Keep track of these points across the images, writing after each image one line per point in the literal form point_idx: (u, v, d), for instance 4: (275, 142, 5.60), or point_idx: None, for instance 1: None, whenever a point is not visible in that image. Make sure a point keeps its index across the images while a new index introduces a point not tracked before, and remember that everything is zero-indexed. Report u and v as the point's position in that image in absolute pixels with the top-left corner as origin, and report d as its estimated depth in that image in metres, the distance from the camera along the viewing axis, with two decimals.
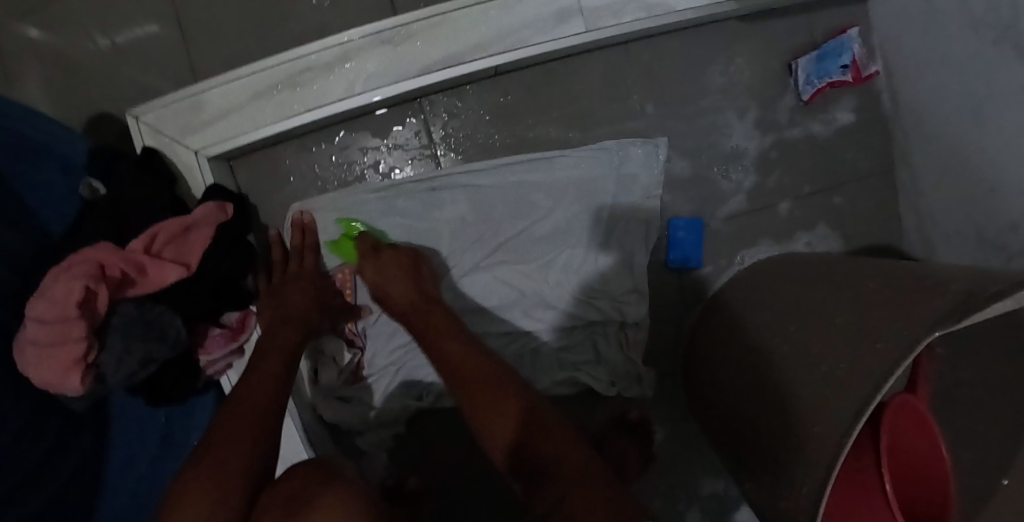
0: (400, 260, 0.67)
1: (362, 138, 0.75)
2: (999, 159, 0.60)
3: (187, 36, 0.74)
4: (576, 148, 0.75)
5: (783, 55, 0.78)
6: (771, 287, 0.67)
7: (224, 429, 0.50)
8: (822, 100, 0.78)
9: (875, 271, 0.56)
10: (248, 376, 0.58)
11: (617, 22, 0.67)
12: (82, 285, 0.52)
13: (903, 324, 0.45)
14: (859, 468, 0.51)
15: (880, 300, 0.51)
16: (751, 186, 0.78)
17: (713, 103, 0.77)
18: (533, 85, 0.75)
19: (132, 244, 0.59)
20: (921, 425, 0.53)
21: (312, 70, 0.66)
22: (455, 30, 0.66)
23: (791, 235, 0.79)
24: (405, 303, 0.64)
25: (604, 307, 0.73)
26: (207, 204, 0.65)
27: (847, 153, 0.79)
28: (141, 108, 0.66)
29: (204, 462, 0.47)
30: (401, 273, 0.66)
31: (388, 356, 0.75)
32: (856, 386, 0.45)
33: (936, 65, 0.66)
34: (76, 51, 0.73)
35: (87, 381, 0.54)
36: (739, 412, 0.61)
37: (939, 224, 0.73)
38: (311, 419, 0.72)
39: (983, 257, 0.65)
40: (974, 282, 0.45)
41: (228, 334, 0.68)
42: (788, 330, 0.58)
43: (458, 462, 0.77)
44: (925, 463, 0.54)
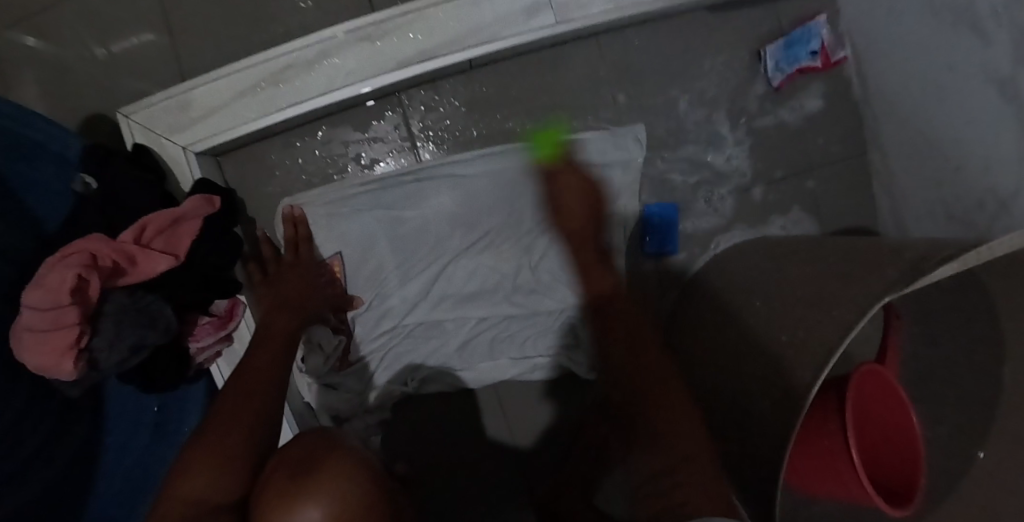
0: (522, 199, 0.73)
1: (344, 132, 0.78)
2: (963, 138, 0.61)
3: (174, 39, 0.77)
4: (556, 136, 0.77)
5: (752, 43, 0.79)
6: (745, 265, 0.68)
7: (223, 412, 0.53)
8: (792, 87, 0.80)
9: (838, 246, 0.58)
10: (250, 358, 0.59)
11: (585, 14, 0.69)
12: (75, 273, 0.55)
13: (856, 294, 0.47)
14: (826, 435, 0.51)
15: (839, 272, 0.52)
16: (725, 172, 0.80)
17: (685, 92, 0.79)
18: (506, 78, 0.78)
19: (123, 236, 0.61)
20: (889, 393, 0.53)
21: (294, 67, 0.69)
22: (429, 27, 0.68)
23: (766, 220, 0.80)
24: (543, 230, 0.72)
25: (584, 290, 0.76)
26: (195, 197, 0.67)
27: (818, 137, 0.81)
28: (131, 108, 0.71)
29: (206, 438, 0.51)
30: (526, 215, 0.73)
31: (373, 343, 0.77)
32: (814, 354, 0.46)
33: (900, 48, 0.68)
34: (70, 56, 0.77)
35: (80, 367, 0.56)
36: (708, 389, 0.63)
37: (910, 205, 0.74)
38: (300, 406, 0.74)
39: (952, 233, 0.66)
40: (927, 252, 0.46)
41: (217, 322, 0.70)
42: (755, 306, 0.60)
43: (445, 446, 0.79)
44: (895, 432, 0.54)
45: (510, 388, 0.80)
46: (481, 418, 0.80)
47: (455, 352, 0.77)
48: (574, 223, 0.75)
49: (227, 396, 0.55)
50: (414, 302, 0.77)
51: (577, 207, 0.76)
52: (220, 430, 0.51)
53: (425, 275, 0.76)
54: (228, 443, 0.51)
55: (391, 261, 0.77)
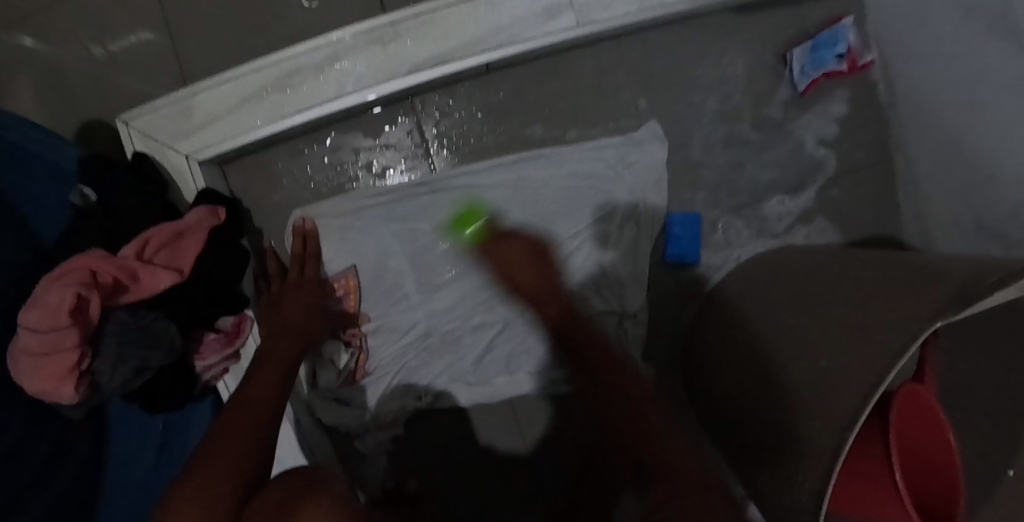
0: (525, 246, 0.70)
1: (354, 138, 0.75)
2: (995, 146, 0.59)
3: (176, 40, 0.74)
4: (578, 144, 0.75)
5: (777, 46, 0.77)
6: (774, 279, 0.66)
7: (220, 443, 0.49)
8: (817, 91, 0.78)
9: (876, 262, 0.56)
10: (247, 382, 0.57)
11: (607, 16, 0.68)
12: (75, 292, 0.51)
13: (900, 317, 0.44)
14: (866, 457, 0.50)
15: (879, 291, 0.50)
16: (746, 178, 0.78)
17: (706, 96, 0.77)
18: (524, 81, 0.75)
19: (124, 250, 0.58)
20: (929, 415, 0.51)
21: (302, 71, 0.66)
22: (445, 29, 0.66)
23: (790, 228, 0.78)
24: (544, 288, 0.68)
25: (610, 296, 0.73)
26: (199, 208, 0.65)
27: (843, 143, 0.79)
28: (131, 114, 0.67)
29: (194, 474, 0.46)
30: (528, 266, 0.69)
31: (387, 358, 0.74)
32: (856, 380, 0.44)
33: (929, 52, 0.66)
34: (66, 59, 0.74)
35: (82, 389, 0.53)
36: (739, 410, 0.60)
37: (938, 214, 0.72)
38: (307, 421, 0.72)
39: (982, 245, 0.64)
40: (974, 272, 0.44)
41: (223, 339, 0.67)
42: (786, 323, 0.58)
43: (458, 460, 0.77)
44: (934, 455, 0.52)
45: (527, 403, 0.78)
46: (496, 434, 0.77)
47: (471, 366, 0.74)
48: (548, 305, 0.68)
49: (220, 427, 0.51)
50: (429, 316, 0.74)
51: (530, 278, 0.69)
52: (211, 463, 0.47)
53: (442, 287, 0.74)
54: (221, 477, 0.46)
55: (407, 274, 0.74)
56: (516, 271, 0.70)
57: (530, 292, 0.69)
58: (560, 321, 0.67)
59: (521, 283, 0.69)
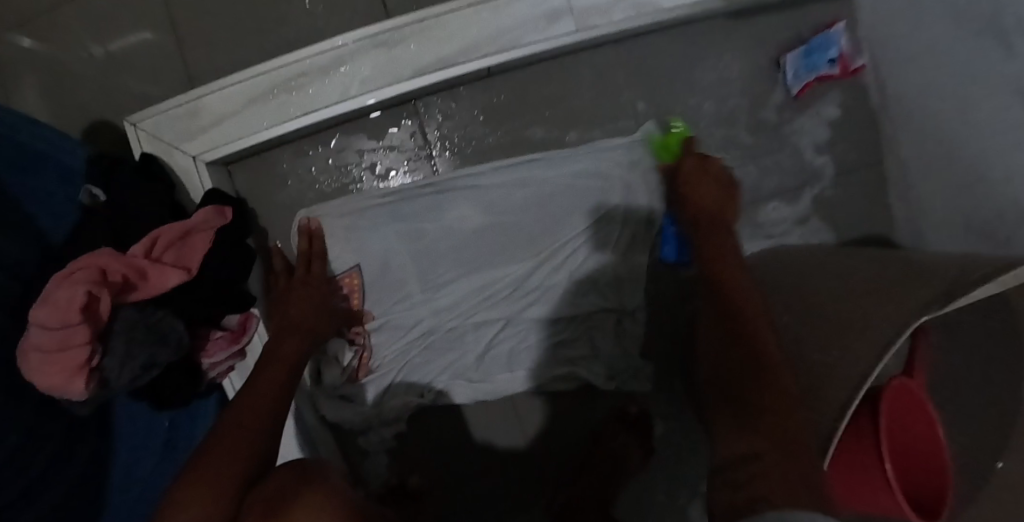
0: (670, 170, 0.72)
1: (358, 140, 0.77)
2: (984, 148, 0.60)
3: (182, 44, 0.75)
4: (580, 147, 0.76)
5: (772, 50, 0.79)
6: (769, 278, 0.68)
7: (225, 438, 0.50)
8: (811, 94, 0.80)
9: (867, 261, 0.58)
10: (253, 378, 0.58)
11: (607, 21, 0.69)
12: (85, 291, 0.52)
13: (887, 313, 0.46)
14: (858, 447, 0.52)
15: (871, 288, 0.52)
16: (741, 180, 0.80)
17: (702, 100, 0.79)
18: (524, 84, 0.77)
19: (133, 249, 0.59)
20: (918, 407, 0.53)
21: (308, 74, 0.68)
22: (448, 33, 0.68)
23: (785, 228, 0.80)
24: (700, 204, 0.70)
25: (611, 294, 0.75)
26: (206, 209, 0.65)
27: (837, 146, 0.81)
28: (139, 115, 0.69)
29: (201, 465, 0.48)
30: (694, 184, 0.71)
31: (391, 356, 0.75)
32: (848, 375, 0.46)
33: (920, 57, 0.68)
34: (74, 62, 0.75)
35: (92, 385, 0.54)
36: None
37: (929, 214, 0.74)
38: (311, 418, 0.73)
39: (972, 244, 0.66)
40: (960, 269, 0.46)
41: (230, 336, 0.68)
42: (782, 321, 0.59)
43: (460, 456, 0.79)
44: (924, 446, 0.54)
45: (528, 399, 0.79)
46: (496, 429, 0.79)
47: (473, 364, 0.76)
48: (712, 208, 0.70)
49: (225, 422, 0.52)
50: (432, 315, 0.75)
51: (710, 196, 0.70)
52: (217, 454, 0.49)
53: (445, 286, 0.75)
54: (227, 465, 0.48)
55: (411, 273, 0.75)
56: (702, 192, 0.70)
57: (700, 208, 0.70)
58: (710, 211, 0.69)
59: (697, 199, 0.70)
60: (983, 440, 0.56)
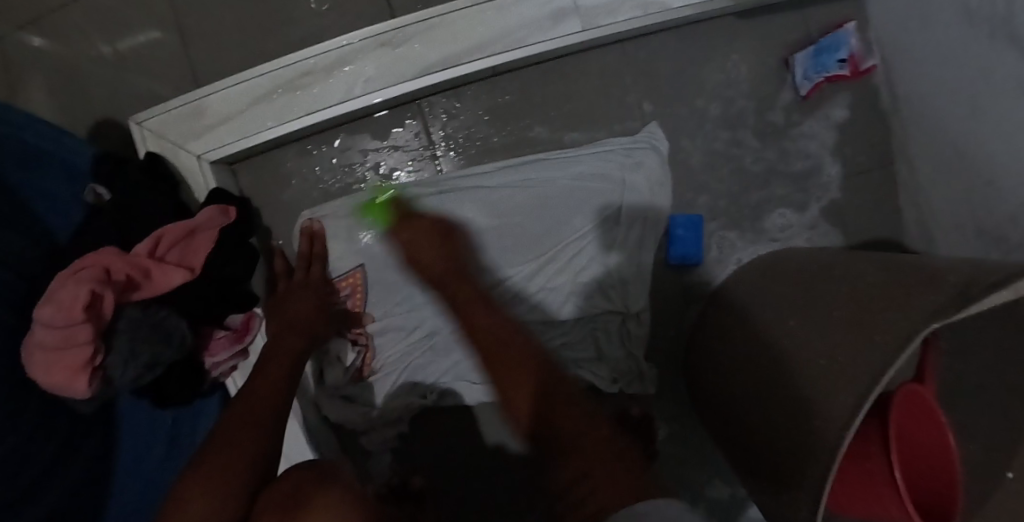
0: (433, 226, 0.71)
1: (363, 140, 0.77)
2: (996, 150, 0.59)
3: (188, 42, 0.75)
4: (584, 147, 0.76)
5: (780, 51, 0.79)
6: (773, 281, 0.67)
7: (226, 440, 0.50)
8: (820, 95, 0.79)
9: (872, 265, 0.57)
10: (255, 378, 0.58)
11: (613, 21, 0.69)
12: (88, 290, 0.52)
13: (896, 317, 0.45)
14: (866, 454, 0.51)
15: (877, 291, 0.51)
16: (748, 183, 0.79)
17: (709, 101, 0.79)
18: (529, 85, 0.77)
19: (137, 248, 0.59)
20: (928, 415, 0.52)
21: (312, 74, 0.68)
22: (452, 33, 0.67)
23: (793, 231, 0.79)
24: (439, 265, 0.68)
25: (616, 297, 0.74)
26: (210, 207, 0.65)
27: (846, 148, 0.80)
28: (144, 114, 0.69)
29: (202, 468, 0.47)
30: (432, 245, 0.69)
31: (394, 356, 0.75)
32: (854, 380, 0.45)
33: (931, 58, 0.66)
34: (81, 61, 0.75)
35: (94, 384, 0.54)
36: (744, 410, 0.60)
37: (938, 218, 0.73)
38: (315, 419, 0.73)
39: (982, 249, 0.65)
40: (971, 273, 0.45)
41: (233, 335, 0.68)
42: (788, 325, 0.59)
43: (462, 457, 0.78)
44: (932, 454, 0.53)
45: None
46: (499, 430, 0.78)
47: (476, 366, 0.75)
48: (436, 266, 0.68)
49: (225, 423, 0.52)
50: (433, 317, 0.75)
51: (432, 253, 0.69)
52: (217, 453, 0.49)
53: None
54: (227, 466, 0.47)
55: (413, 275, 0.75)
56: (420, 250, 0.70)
57: (429, 273, 0.69)
58: (442, 268, 0.68)
59: (424, 263, 0.69)
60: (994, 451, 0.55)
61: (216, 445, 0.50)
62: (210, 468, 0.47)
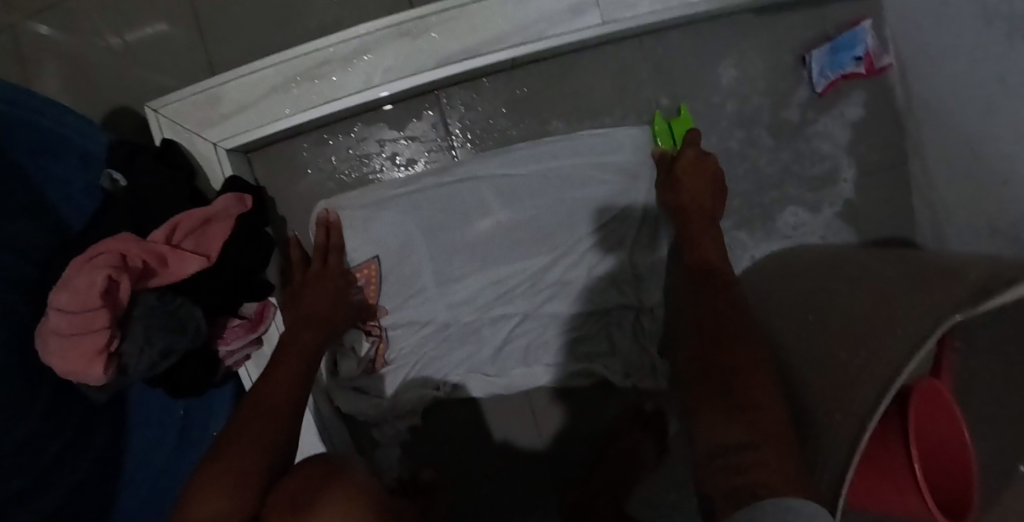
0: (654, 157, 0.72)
1: (379, 130, 0.77)
2: (1010, 151, 0.60)
3: (204, 31, 0.75)
4: (614, 130, 0.76)
5: (797, 48, 0.79)
6: (791, 276, 0.67)
7: (244, 428, 0.50)
8: (835, 93, 0.79)
9: (893, 259, 0.57)
10: (272, 367, 0.57)
11: (632, 15, 0.69)
12: (105, 275, 0.52)
13: (918, 310, 0.45)
14: (886, 450, 0.51)
15: (900, 285, 0.51)
16: (763, 179, 0.80)
17: (725, 98, 0.79)
18: (547, 77, 0.77)
19: (154, 234, 0.58)
20: (945, 411, 0.52)
21: (330, 63, 0.67)
22: (471, 24, 0.67)
23: (807, 227, 0.80)
24: (690, 197, 0.68)
25: (630, 290, 0.74)
26: (227, 195, 0.64)
27: (860, 146, 0.80)
28: (159, 101, 0.68)
29: (220, 457, 0.48)
30: (696, 178, 0.69)
31: (408, 347, 0.75)
32: (875, 373, 0.45)
33: (946, 58, 0.67)
34: (95, 48, 0.75)
35: (110, 371, 0.54)
36: None
37: (951, 217, 0.74)
38: (328, 410, 0.73)
39: (996, 247, 0.65)
40: (998, 267, 0.45)
41: (247, 325, 0.68)
42: (806, 319, 0.59)
43: (474, 450, 0.78)
44: (948, 451, 0.53)
45: (542, 395, 0.79)
46: (510, 426, 0.79)
47: (490, 359, 0.75)
48: (687, 196, 0.69)
49: (243, 413, 0.52)
50: (448, 309, 0.74)
51: (696, 189, 0.69)
52: (237, 442, 0.49)
53: (462, 279, 0.74)
54: (246, 454, 0.48)
55: (427, 266, 0.74)
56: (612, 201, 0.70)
57: (684, 198, 0.69)
58: (700, 211, 0.68)
59: (685, 189, 0.69)
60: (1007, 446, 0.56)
61: (235, 432, 0.50)
62: (224, 465, 0.47)
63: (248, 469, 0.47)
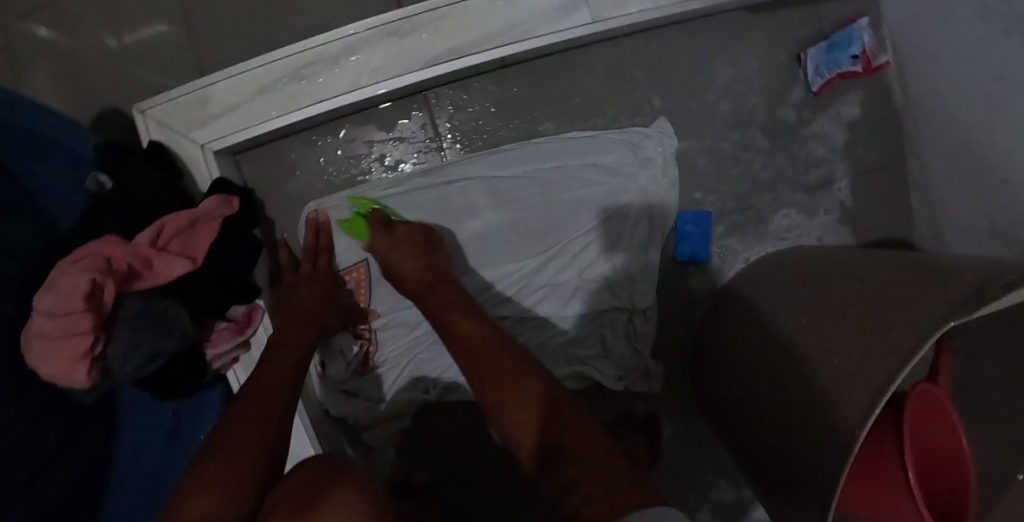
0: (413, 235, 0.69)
1: (368, 131, 0.76)
2: (1010, 150, 0.58)
3: (193, 32, 0.74)
4: (609, 130, 0.75)
5: (792, 46, 0.78)
6: (783, 278, 0.66)
7: (235, 431, 0.49)
8: (831, 92, 0.78)
9: (885, 262, 0.56)
10: (262, 371, 0.57)
11: (623, 13, 0.68)
12: (89, 278, 0.51)
13: (910, 316, 0.44)
14: (879, 453, 0.50)
15: (892, 289, 0.50)
16: (757, 180, 0.78)
17: (719, 98, 0.78)
18: (538, 77, 0.76)
19: (138, 237, 0.58)
20: (942, 415, 0.51)
21: (318, 63, 0.67)
22: (460, 23, 0.66)
23: (803, 228, 0.79)
24: (421, 272, 0.68)
25: (621, 292, 0.73)
26: (213, 197, 0.64)
27: (856, 146, 0.79)
28: (147, 103, 0.68)
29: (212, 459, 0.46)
30: (414, 253, 0.69)
31: (399, 349, 0.74)
32: (867, 379, 0.44)
33: (944, 56, 0.65)
34: (84, 50, 0.74)
35: (94, 375, 0.53)
36: (749, 409, 0.60)
37: (950, 218, 0.72)
38: (317, 413, 0.72)
39: (995, 249, 0.64)
40: (992, 271, 0.44)
41: (235, 327, 0.67)
42: (798, 323, 0.58)
43: (465, 453, 0.78)
44: (946, 455, 0.52)
45: None
46: None
47: None
48: (412, 271, 0.68)
49: (233, 416, 0.51)
50: None
51: (415, 265, 0.68)
52: (232, 443, 0.48)
53: None
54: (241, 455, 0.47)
55: None
56: (400, 255, 0.69)
57: (404, 279, 0.68)
58: (428, 282, 0.67)
59: (400, 269, 0.68)
60: (1002, 458, 0.54)
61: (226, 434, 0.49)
62: (215, 470, 0.45)
63: (241, 475, 0.45)
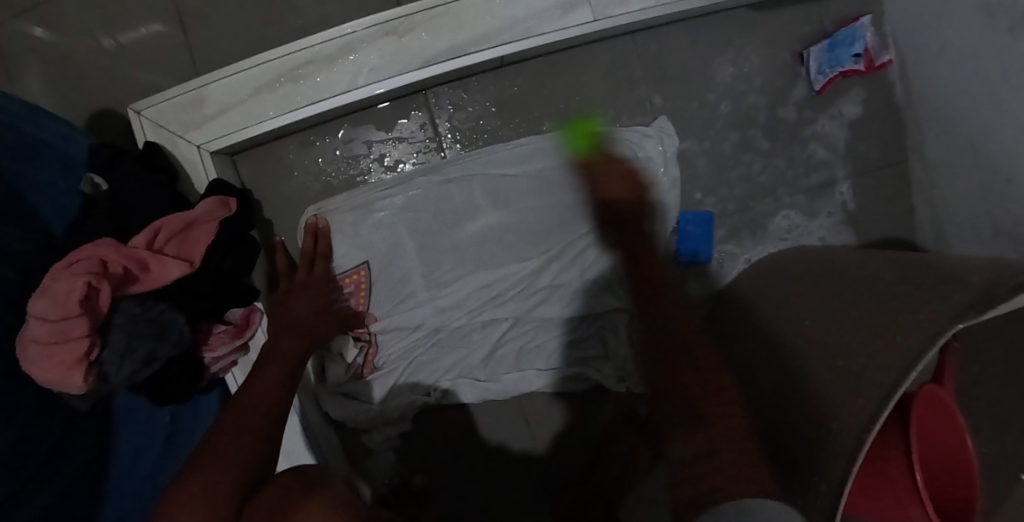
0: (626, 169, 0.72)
1: (366, 131, 0.75)
2: (1013, 149, 0.58)
3: (188, 31, 0.73)
4: (609, 130, 0.75)
5: (794, 44, 0.77)
6: (786, 279, 0.66)
7: (225, 433, 0.48)
8: (833, 90, 0.78)
9: (890, 263, 0.56)
10: (257, 376, 0.56)
11: (623, 11, 0.68)
12: (84, 281, 0.50)
13: (917, 319, 0.44)
14: (885, 458, 0.49)
15: (898, 291, 0.50)
16: (758, 180, 0.78)
17: (720, 97, 0.77)
18: (538, 76, 0.76)
19: (134, 240, 0.57)
20: (946, 418, 0.50)
21: (315, 62, 0.66)
22: (459, 22, 0.66)
23: (805, 228, 0.78)
24: (626, 197, 0.71)
25: (623, 292, 0.73)
26: (210, 199, 0.63)
27: (858, 145, 0.79)
28: (142, 103, 0.67)
29: (201, 464, 0.46)
30: (613, 174, 0.73)
31: (399, 352, 0.74)
32: (873, 383, 0.44)
33: (947, 53, 0.65)
34: (78, 49, 0.73)
35: (90, 380, 0.52)
36: (753, 412, 0.59)
37: (952, 217, 0.72)
38: (316, 416, 0.71)
39: (997, 248, 0.64)
40: (997, 271, 0.44)
41: (233, 331, 0.67)
42: (803, 324, 0.57)
43: (466, 456, 0.77)
44: (951, 459, 0.51)
45: (536, 399, 0.78)
46: (505, 431, 0.78)
47: (480, 363, 0.74)
48: (615, 190, 0.72)
49: (226, 420, 0.50)
50: (438, 313, 0.73)
51: (624, 188, 0.72)
52: (222, 447, 0.47)
53: (450, 284, 0.73)
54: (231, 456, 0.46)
55: (417, 269, 0.73)
56: (611, 178, 0.73)
57: (616, 203, 0.72)
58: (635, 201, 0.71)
59: (613, 193, 0.72)
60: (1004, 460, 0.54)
61: (218, 437, 0.48)
62: (204, 473, 0.44)
63: (228, 479, 0.45)
